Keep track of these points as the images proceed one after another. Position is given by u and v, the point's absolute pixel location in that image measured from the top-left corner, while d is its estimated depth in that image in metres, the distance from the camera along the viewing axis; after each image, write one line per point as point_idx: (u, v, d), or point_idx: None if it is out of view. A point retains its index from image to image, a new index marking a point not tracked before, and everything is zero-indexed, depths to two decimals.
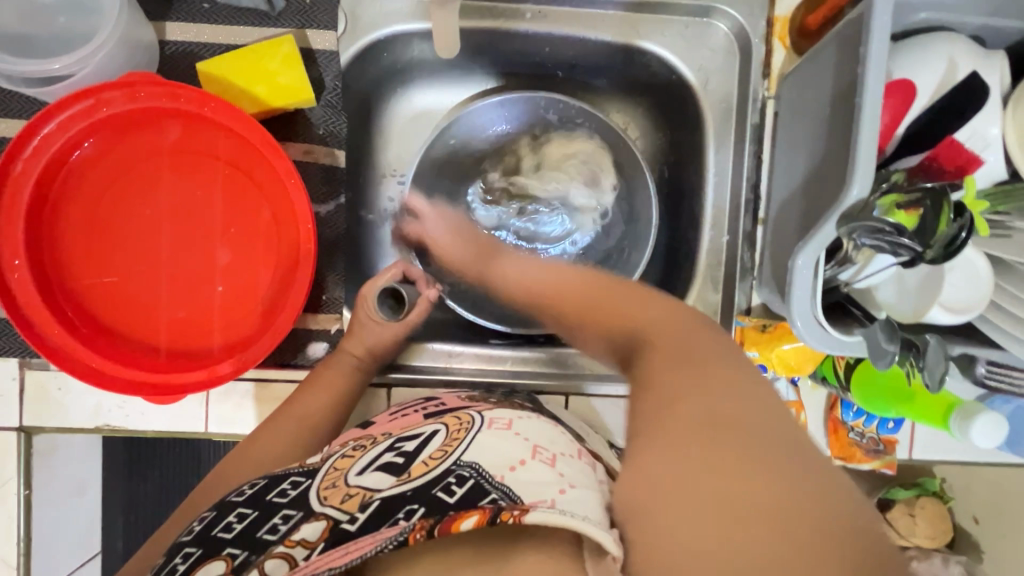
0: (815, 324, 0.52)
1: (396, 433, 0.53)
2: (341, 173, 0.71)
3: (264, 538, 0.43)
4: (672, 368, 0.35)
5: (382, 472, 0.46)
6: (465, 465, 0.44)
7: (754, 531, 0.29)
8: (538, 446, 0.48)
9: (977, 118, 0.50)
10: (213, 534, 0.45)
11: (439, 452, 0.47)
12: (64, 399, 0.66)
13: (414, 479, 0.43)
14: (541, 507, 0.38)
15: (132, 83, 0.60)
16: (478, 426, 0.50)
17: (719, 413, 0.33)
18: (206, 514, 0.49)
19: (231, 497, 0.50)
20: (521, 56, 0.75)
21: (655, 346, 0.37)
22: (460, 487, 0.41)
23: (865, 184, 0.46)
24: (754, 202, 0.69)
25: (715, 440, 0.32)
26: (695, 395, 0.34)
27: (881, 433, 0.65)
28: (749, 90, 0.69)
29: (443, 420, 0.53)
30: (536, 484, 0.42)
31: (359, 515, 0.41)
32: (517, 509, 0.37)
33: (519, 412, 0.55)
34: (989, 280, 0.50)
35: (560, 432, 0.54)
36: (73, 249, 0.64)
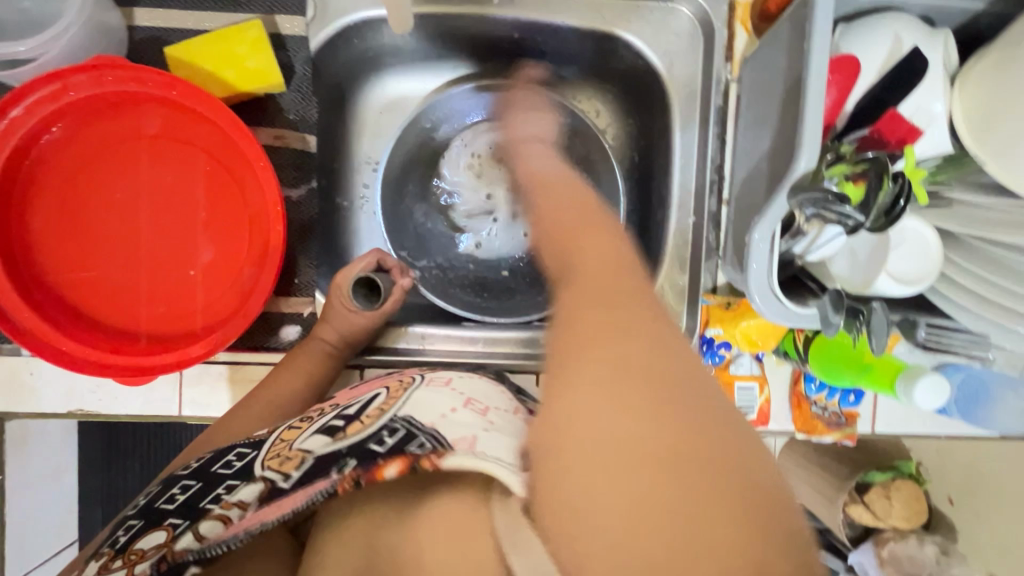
0: (773, 297, 0.53)
1: (343, 403, 0.52)
2: (313, 158, 0.72)
3: (204, 505, 0.44)
4: (599, 317, 0.32)
5: (321, 433, 0.46)
6: (398, 419, 0.44)
7: (672, 487, 0.26)
8: (471, 399, 0.48)
9: (920, 94, 0.52)
10: (156, 505, 0.46)
11: (376, 410, 0.47)
12: (35, 384, 0.66)
13: (348, 436, 0.44)
14: (461, 450, 0.39)
15: (100, 66, 0.60)
16: (417, 385, 0.51)
17: (647, 363, 0.29)
18: (151, 488, 0.50)
19: (179, 470, 0.51)
20: (491, 42, 0.76)
21: (586, 279, 0.35)
22: (392, 437, 0.42)
23: (813, 156, 0.48)
24: (718, 182, 0.71)
25: (645, 396, 0.28)
26: (610, 352, 0.30)
27: (843, 407, 0.67)
28: (713, 73, 0.70)
29: (385, 383, 0.53)
30: (463, 426, 0.43)
31: (293, 474, 0.43)
32: (435, 455, 0.39)
33: (462, 373, 0.55)
34: (938, 250, 0.52)
35: (502, 393, 0.54)
36: (46, 236, 0.64)
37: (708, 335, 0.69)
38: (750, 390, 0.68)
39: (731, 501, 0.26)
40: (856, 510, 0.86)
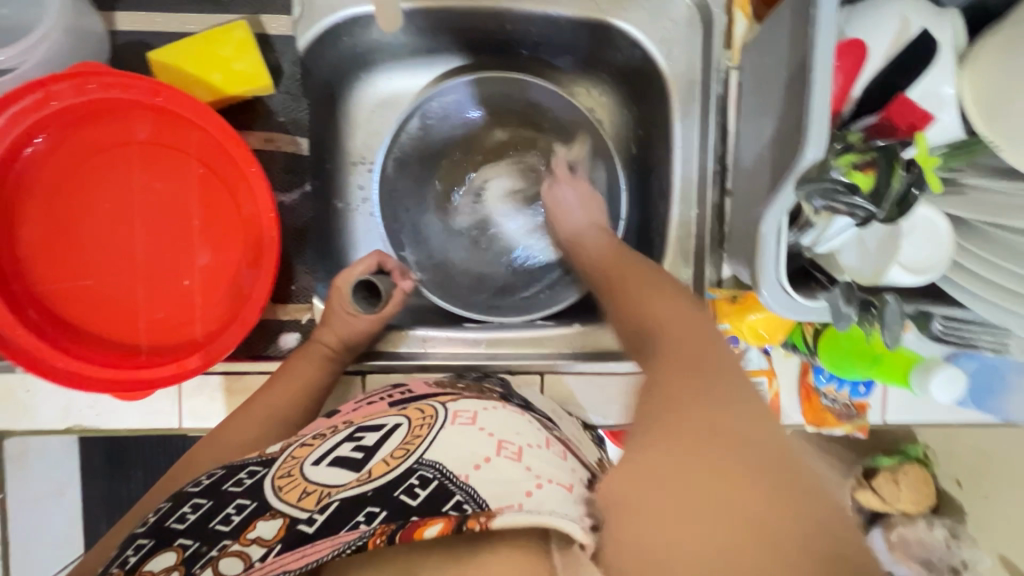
0: (780, 290, 0.52)
1: (357, 422, 0.54)
2: (305, 160, 0.70)
3: (215, 527, 0.44)
4: (689, 378, 0.38)
5: (340, 467, 0.47)
6: (426, 466, 0.44)
7: (749, 537, 0.30)
8: (503, 442, 0.48)
9: (931, 77, 0.50)
10: (165, 524, 0.46)
11: (401, 451, 0.47)
12: (32, 402, 0.65)
13: (374, 479, 0.44)
14: (509, 511, 0.38)
15: (81, 74, 0.58)
16: (440, 424, 0.50)
17: (719, 434, 0.34)
18: (161, 506, 0.50)
19: (188, 488, 0.51)
20: (484, 35, 0.74)
21: (670, 335, 0.43)
22: (423, 488, 0.42)
23: (821, 145, 0.46)
24: (721, 172, 0.69)
25: (706, 449, 0.33)
26: (707, 405, 0.36)
27: (853, 398, 0.66)
28: (713, 61, 0.68)
29: (405, 413, 0.53)
30: (507, 482, 0.43)
31: (318, 517, 0.41)
32: (483, 517, 0.37)
33: (484, 403, 0.55)
34: (950, 239, 0.51)
35: (528, 421, 0.54)
36: (36, 251, 0.63)
37: None
38: (758, 385, 0.67)
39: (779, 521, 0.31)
40: (865, 496, 0.84)
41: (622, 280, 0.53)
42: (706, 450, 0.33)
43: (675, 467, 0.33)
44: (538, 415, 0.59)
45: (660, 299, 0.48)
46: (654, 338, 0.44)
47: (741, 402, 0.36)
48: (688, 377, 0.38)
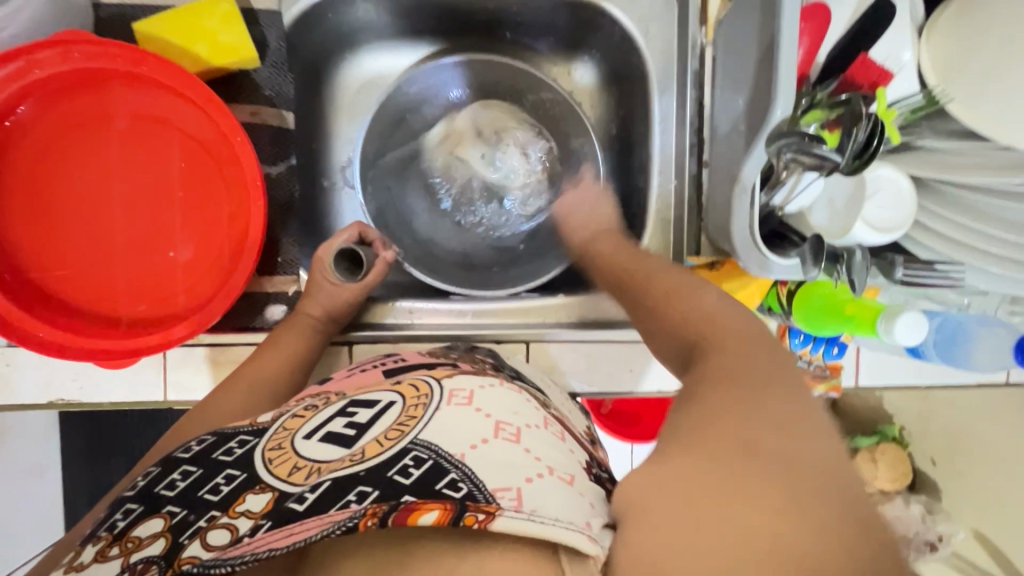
0: (752, 247, 0.55)
1: (350, 395, 0.55)
2: (290, 136, 0.70)
3: (205, 496, 0.44)
4: (733, 393, 0.37)
5: (332, 445, 0.47)
6: (421, 446, 0.44)
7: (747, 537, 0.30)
8: (500, 423, 0.49)
9: (891, 42, 0.53)
10: (155, 491, 0.46)
11: (394, 432, 0.47)
12: (12, 375, 0.65)
13: (368, 459, 0.44)
14: (509, 510, 0.38)
15: (64, 42, 0.58)
16: (438, 401, 0.50)
17: (738, 436, 0.34)
18: (149, 471, 0.49)
19: (178, 453, 0.50)
20: (467, 14, 0.75)
21: (725, 335, 0.42)
22: (416, 468, 0.42)
23: (788, 103, 0.49)
24: (698, 146, 0.72)
25: (724, 456, 0.33)
26: (738, 419, 0.35)
27: (827, 360, 0.68)
28: (688, 37, 0.70)
29: (399, 391, 0.54)
30: (498, 463, 0.44)
31: (308, 496, 0.41)
32: (483, 513, 0.38)
33: (481, 381, 0.56)
34: (912, 201, 0.54)
35: (525, 399, 0.56)
36: (16, 219, 0.62)
37: None
38: None
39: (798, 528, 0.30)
40: None
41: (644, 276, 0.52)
42: (721, 452, 0.33)
43: (696, 466, 0.33)
44: (535, 394, 0.60)
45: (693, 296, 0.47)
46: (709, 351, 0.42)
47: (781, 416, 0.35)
48: (742, 401, 0.36)
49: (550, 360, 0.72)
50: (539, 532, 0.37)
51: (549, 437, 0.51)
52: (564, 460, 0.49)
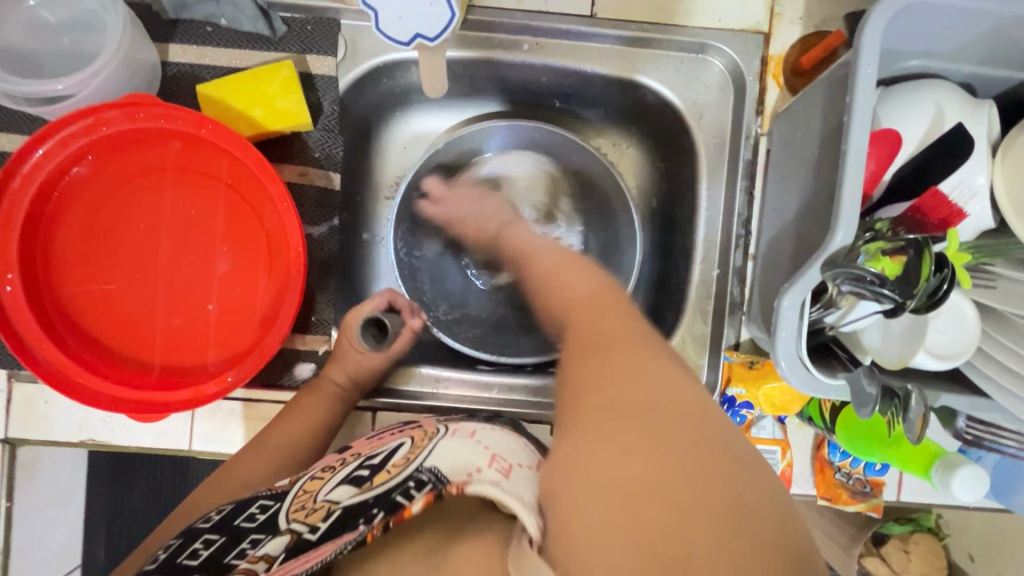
0: (800, 365, 0.52)
1: (364, 453, 0.56)
2: (335, 196, 0.71)
3: (231, 561, 0.45)
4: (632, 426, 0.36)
5: (348, 484, 0.48)
6: (424, 470, 0.46)
7: (647, 512, 0.32)
8: (496, 455, 0.49)
9: (966, 167, 0.50)
10: (178, 561, 0.47)
11: (401, 461, 0.49)
12: (50, 412, 0.66)
13: (374, 488, 0.47)
14: (479, 479, 0.44)
15: (132, 104, 0.61)
16: (442, 434, 0.53)
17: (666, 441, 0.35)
18: (170, 543, 0.50)
19: (198, 524, 0.51)
20: (520, 84, 0.75)
21: (664, 402, 0.38)
22: (419, 492, 0.44)
23: (850, 230, 0.46)
24: (745, 237, 0.69)
25: (640, 440, 0.35)
26: (663, 440, 0.35)
27: (868, 475, 0.64)
28: (743, 126, 0.69)
29: (408, 434, 0.56)
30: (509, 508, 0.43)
31: (320, 525, 0.45)
32: (455, 484, 0.44)
33: (485, 426, 0.57)
34: (975, 327, 0.51)
35: (524, 445, 0.56)
36: (67, 262, 0.64)
37: (729, 394, 0.67)
38: (771, 453, 0.66)
39: (708, 508, 0.33)
40: (873, 563, 0.81)
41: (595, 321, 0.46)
42: (630, 476, 0.34)
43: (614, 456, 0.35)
44: (538, 444, 0.60)
45: (601, 309, 0.48)
46: (582, 348, 0.44)
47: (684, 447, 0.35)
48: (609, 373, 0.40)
49: None
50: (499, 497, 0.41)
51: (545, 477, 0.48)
52: None
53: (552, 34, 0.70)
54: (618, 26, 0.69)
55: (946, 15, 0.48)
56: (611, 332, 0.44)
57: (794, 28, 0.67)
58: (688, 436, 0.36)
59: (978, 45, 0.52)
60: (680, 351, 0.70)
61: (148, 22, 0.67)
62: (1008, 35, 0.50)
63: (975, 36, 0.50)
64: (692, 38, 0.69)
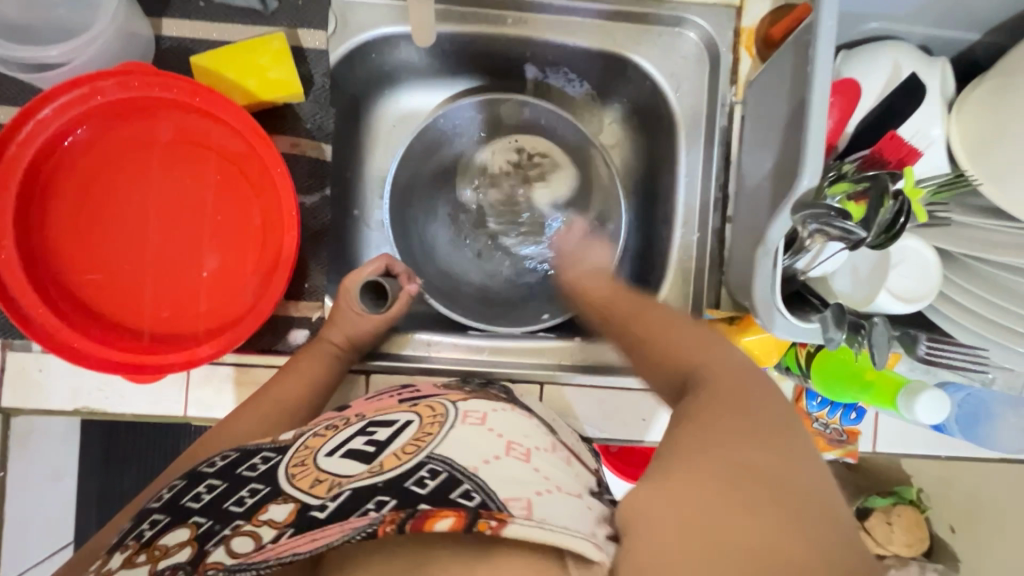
0: (774, 308, 0.55)
1: (368, 416, 0.58)
2: (327, 167, 0.73)
3: (229, 506, 0.47)
4: (741, 479, 0.37)
5: (353, 460, 0.50)
6: (437, 460, 0.47)
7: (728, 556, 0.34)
8: (511, 443, 0.53)
9: (922, 116, 0.54)
10: (181, 502, 0.49)
11: (411, 447, 0.50)
12: (44, 381, 0.67)
13: (386, 471, 0.46)
14: (520, 518, 0.39)
15: (126, 72, 0.62)
16: (452, 422, 0.54)
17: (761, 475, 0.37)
18: (174, 484, 0.53)
19: (202, 468, 0.54)
20: (505, 59, 0.78)
21: (721, 374, 0.45)
22: (432, 479, 0.44)
23: (816, 174, 0.49)
24: (723, 200, 0.72)
25: (737, 487, 0.37)
26: (749, 446, 0.39)
27: (844, 424, 0.67)
28: (718, 96, 0.72)
29: (416, 411, 0.57)
30: (512, 479, 0.46)
31: (329, 504, 0.43)
32: (494, 520, 0.39)
33: (493, 405, 0.59)
34: (938, 266, 0.54)
35: (534, 424, 0.59)
36: (62, 230, 0.65)
37: None
38: None
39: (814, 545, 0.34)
40: None
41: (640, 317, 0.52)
42: (716, 483, 0.37)
43: (713, 496, 0.36)
44: (542, 418, 0.63)
45: (670, 330, 0.50)
46: (700, 384, 0.45)
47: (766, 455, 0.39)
48: (739, 428, 0.40)
49: (564, 402, 0.72)
50: (549, 538, 0.38)
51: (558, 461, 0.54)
52: (572, 482, 0.51)
53: (535, 9, 0.73)
54: (599, 1, 0.72)
55: None
56: (744, 371, 0.45)
57: (765, 2, 0.71)
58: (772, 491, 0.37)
59: (930, 6, 0.55)
60: None
61: None
62: None
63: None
64: (669, 12, 0.72)
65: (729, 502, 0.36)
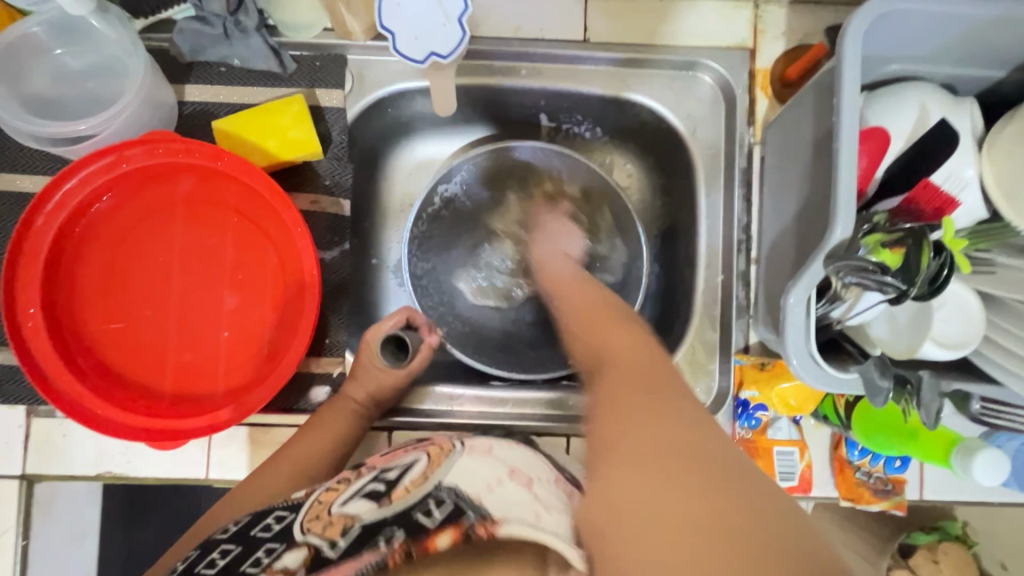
0: (811, 360, 0.52)
1: (378, 466, 0.56)
2: (345, 222, 0.73)
3: (246, 570, 0.44)
4: (655, 455, 0.35)
5: (365, 500, 0.47)
6: (444, 489, 0.45)
7: (711, 526, 0.31)
8: (515, 469, 0.52)
9: (954, 159, 0.53)
10: (197, 569, 0.47)
11: (419, 477, 0.49)
12: (67, 447, 0.68)
13: (395, 504, 0.45)
14: (509, 520, 0.41)
15: (150, 140, 0.63)
16: (458, 453, 0.53)
17: (676, 443, 0.36)
18: (191, 553, 0.51)
19: (217, 536, 0.52)
20: (519, 108, 0.78)
21: (619, 362, 0.45)
22: (439, 508, 0.43)
23: (848, 224, 0.48)
24: (746, 241, 0.71)
25: (676, 462, 0.34)
26: (652, 414, 0.38)
27: (889, 473, 0.64)
28: (736, 138, 0.72)
29: (425, 450, 0.56)
30: (515, 503, 0.44)
31: (340, 542, 0.43)
32: (488, 523, 0.41)
33: (499, 440, 0.59)
34: (980, 317, 0.52)
35: (542, 461, 0.58)
36: (85, 294, 0.66)
37: (743, 397, 0.67)
38: (790, 455, 0.66)
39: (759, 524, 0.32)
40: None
41: (589, 323, 0.53)
42: (648, 458, 0.35)
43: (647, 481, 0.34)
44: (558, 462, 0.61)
45: (608, 330, 0.50)
46: (611, 375, 0.44)
47: (687, 421, 0.38)
48: (636, 392, 0.41)
49: None
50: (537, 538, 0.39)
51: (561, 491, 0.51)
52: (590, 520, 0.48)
53: (548, 59, 0.73)
54: (610, 49, 0.72)
55: (921, 21, 0.51)
56: (649, 363, 0.44)
57: (778, 43, 0.71)
58: (699, 461, 0.35)
59: (953, 48, 0.54)
60: (691, 356, 0.71)
61: (165, 65, 0.71)
62: (979, 38, 0.53)
63: (949, 39, 0.53)
64: (681, 56, 0.72)
65: (644, 477, 0.34)
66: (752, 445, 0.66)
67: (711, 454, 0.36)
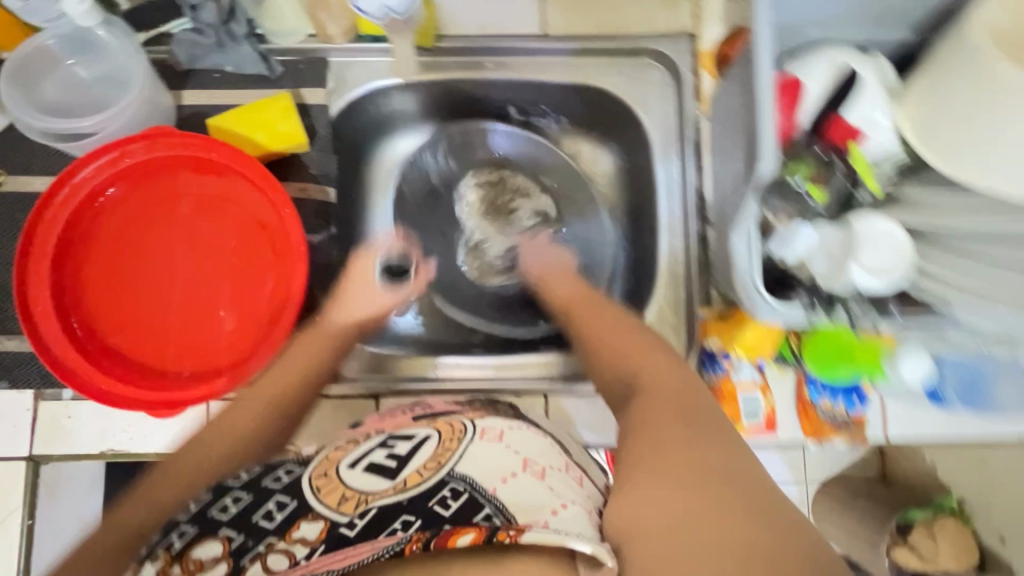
0: (757, 295, 0.57)
1: (389, 430, 0.59)
2: (331, 207, 0.79)
3: (259, 521, 0.47)
4: (687, 486, 0.44)
5: (376, 475, 0.51)
6: (458, 478, 0.49)
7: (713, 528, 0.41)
8: (528, 459, 0.54)
9: (863, 102, 0.60)
10: (209, 514, 0.48)
11: (433, 463, 0.52)
12: (72, 427, 0.71)
13: (410, 489, 0.48)
14: (537, 527, 0.43)
15: (151, 136, 0.70)
16: (471, 437, 0.56)
17: (701, 464, 0.46)
18: (201, 497, 0.52)
19: (228, 481, 0.53)
20: (489, 101, 0.85)
21: (651, 385, 0.55)
22: (454, 501, 0.46)
23: (772, 161, 0.53)
24: (701, 205, 0.77)
25: (696, 489, 0.44)
26: (679, 429, 0.50)
27: (850, 412, 0.68)
28: (686, 114, 0.78)
29: (435, 427, 0.58)
30: (528, 497, 0.48)
31: (358, 521, 0.45)
32: (513, 530, 0.42)
33: (509, 423, 0.60)
34: (908, 249, 0.57)
35: (549, 442, 0.60)
36: (90, 281, 0.71)
37: (709, 347, 0.71)
38: (754, 398, 0.70)
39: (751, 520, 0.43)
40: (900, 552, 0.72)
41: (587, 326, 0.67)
42: (682, 481, 0.45)
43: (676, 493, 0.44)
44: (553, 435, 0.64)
45: (620, 336, 0.63)
46: (644, 400, 0.54)
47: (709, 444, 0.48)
48: (679, 425, 0.50)
49: (569, 412, 0.74)
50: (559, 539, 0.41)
51: (572, 479, 0.55)
52: (582, 498, 0.52)
53: (510, 53, 0.81)
54: (567, 41, 0.80)
55: None
56: (683, 395, 0.54)
57: (719, 26, 0.78)
58: (710, 472, 0.46)
59: (859, 13, 0.62)
60: (659, 316, 0.76)
61: (164, 74, 0.78)
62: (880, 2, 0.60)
63: (854, 5, 0.60)
64: (631, 44, 0.80)
65: (680, 503, 0.43)
66: (720, 392, 0.70)
67: (727, 477, 0.45)
